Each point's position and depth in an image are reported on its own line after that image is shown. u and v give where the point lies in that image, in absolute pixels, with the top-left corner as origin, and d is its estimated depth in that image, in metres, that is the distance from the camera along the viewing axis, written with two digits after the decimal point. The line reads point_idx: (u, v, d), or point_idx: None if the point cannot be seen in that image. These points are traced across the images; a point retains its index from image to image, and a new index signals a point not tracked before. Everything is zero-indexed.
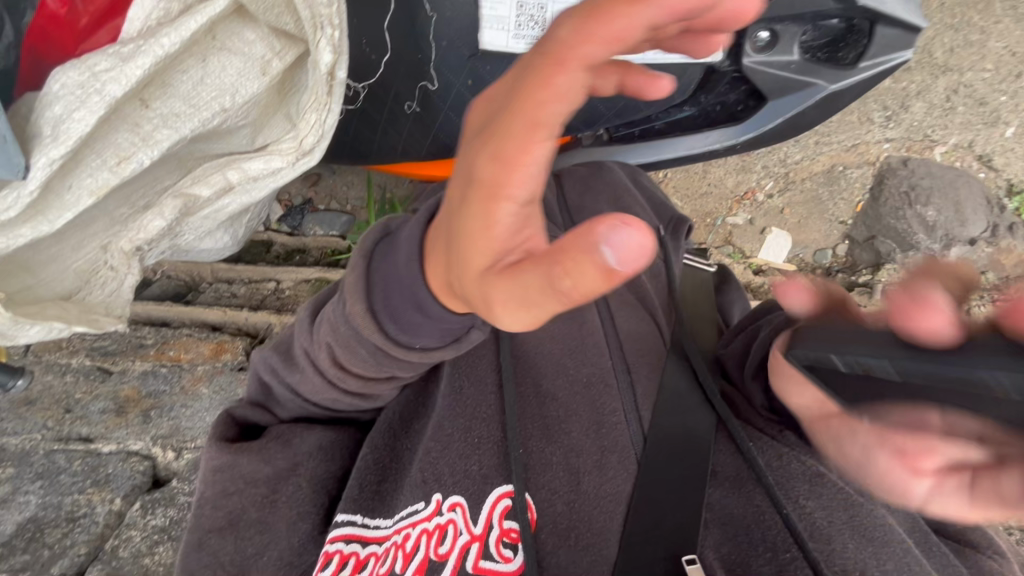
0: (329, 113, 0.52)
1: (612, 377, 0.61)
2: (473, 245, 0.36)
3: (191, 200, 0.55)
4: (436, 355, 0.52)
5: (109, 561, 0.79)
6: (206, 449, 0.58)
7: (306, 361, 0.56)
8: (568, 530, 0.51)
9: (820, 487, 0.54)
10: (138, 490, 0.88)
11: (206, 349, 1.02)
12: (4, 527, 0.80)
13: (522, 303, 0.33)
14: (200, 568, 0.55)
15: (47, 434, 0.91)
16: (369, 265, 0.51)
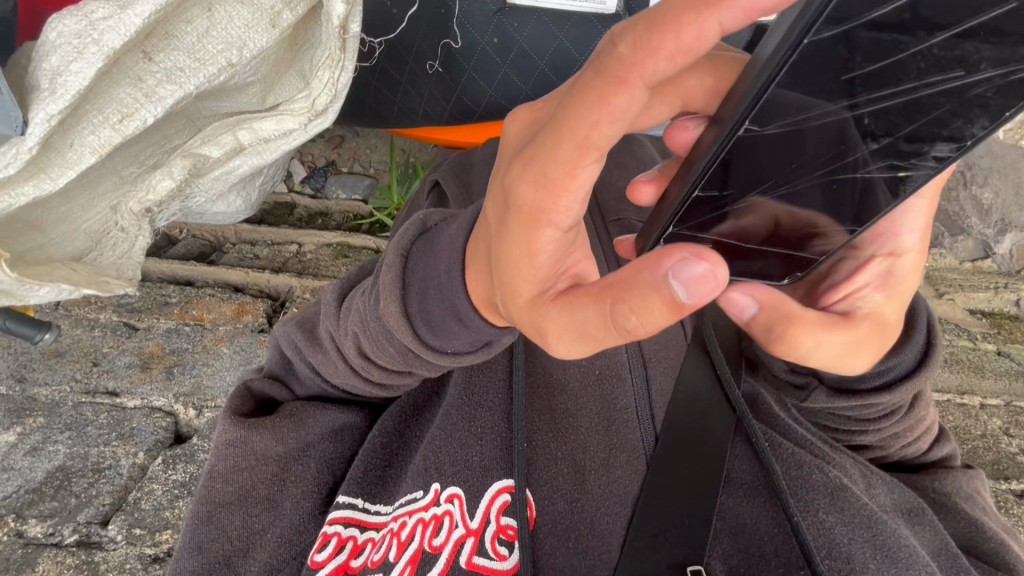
0: (342, 70, 0.49)
1: (627, 370, 0.56)
2: (516, 273, 0.35)
3: (200, 160, 0.51)
4: (467, 359, 0.51)
5: (132, 512, 0.81)
6: (222, 422, 0.60)
7: (329, 344, 0.57)
8: (567, 531, 0.48)
9: (843, 501, 0.45)
10: (161, 445, 0.89)
11: (228, 310, 1.03)
12: (35, 473, 0.83)
13: (578, 333, 0.33)
14: (207, 542, 0.54)
15: (75, 386, 0.93)
16: (405, 263, 0.51)
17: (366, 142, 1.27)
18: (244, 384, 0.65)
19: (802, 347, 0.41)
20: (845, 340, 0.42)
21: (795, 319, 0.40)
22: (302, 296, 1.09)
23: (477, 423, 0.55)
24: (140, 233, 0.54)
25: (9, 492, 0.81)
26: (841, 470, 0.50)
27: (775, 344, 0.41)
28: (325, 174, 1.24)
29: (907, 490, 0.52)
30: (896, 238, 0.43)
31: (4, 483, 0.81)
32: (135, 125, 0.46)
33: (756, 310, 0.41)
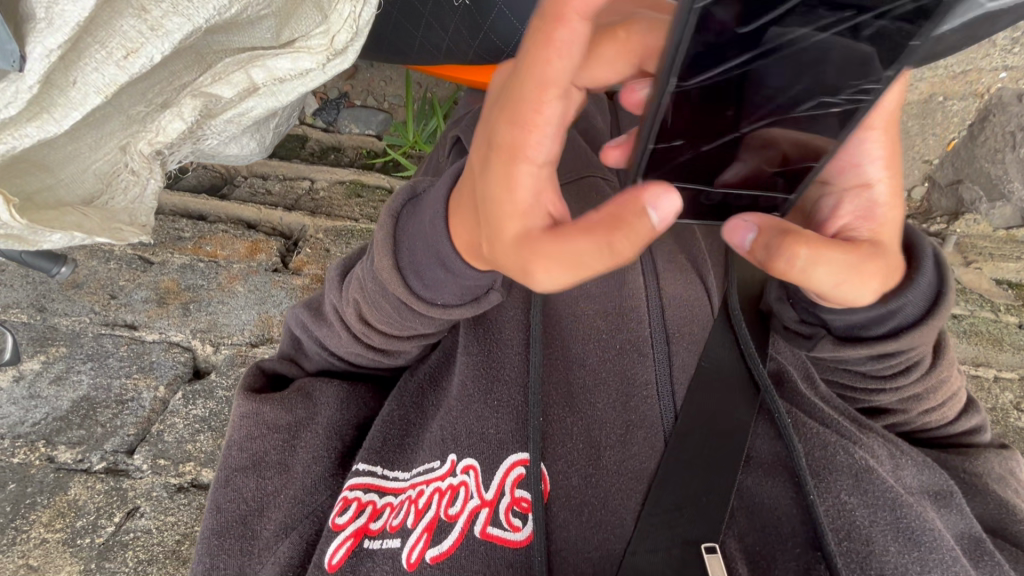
0: (365, 6, 0.45)
1: (649, 346, 0.56)
2: (493, 211, 0.34)
3: (212, 100, 0.47)
4: (456, 313, 0.50)
5: (156, 444, 0.83)
6: (235, 398, 0.65)
7: (334, 315, 0.58)
8: (581, 506, 0.48)
9: (869, 483, 0.45)
10: (180, 379, 0.92)
11: (241, 248, 1.03)
12: (62, 402, 0.85)
13: (535, 264, 0.34)
14: (225, 503, 0.58)
15: (95, 318, 0.94)
16: (397, 222, 0.50)
17: (381, 73, 1.21)
18: (255, 364, 0.71)
19: (801, 263, 0.39)
20: (845, 261, 0.41)
21: (794, 234, 0.40)
22: (315, 237, 1.08)
23: (493, 395, 0.57)
24: (152, 175, 0.49)
25: (38, 419, 0.82)
26: (869, 450, 0.50)
27: (775, 260, 0.40)
28: (338, 107, 1.19)
29: (939, 473, 0.51)
30: (866, 169, 0.43)
31: (31, 410, 0.83)
32: (144, 64, 0.38)
33: (756, 233, 0.40)
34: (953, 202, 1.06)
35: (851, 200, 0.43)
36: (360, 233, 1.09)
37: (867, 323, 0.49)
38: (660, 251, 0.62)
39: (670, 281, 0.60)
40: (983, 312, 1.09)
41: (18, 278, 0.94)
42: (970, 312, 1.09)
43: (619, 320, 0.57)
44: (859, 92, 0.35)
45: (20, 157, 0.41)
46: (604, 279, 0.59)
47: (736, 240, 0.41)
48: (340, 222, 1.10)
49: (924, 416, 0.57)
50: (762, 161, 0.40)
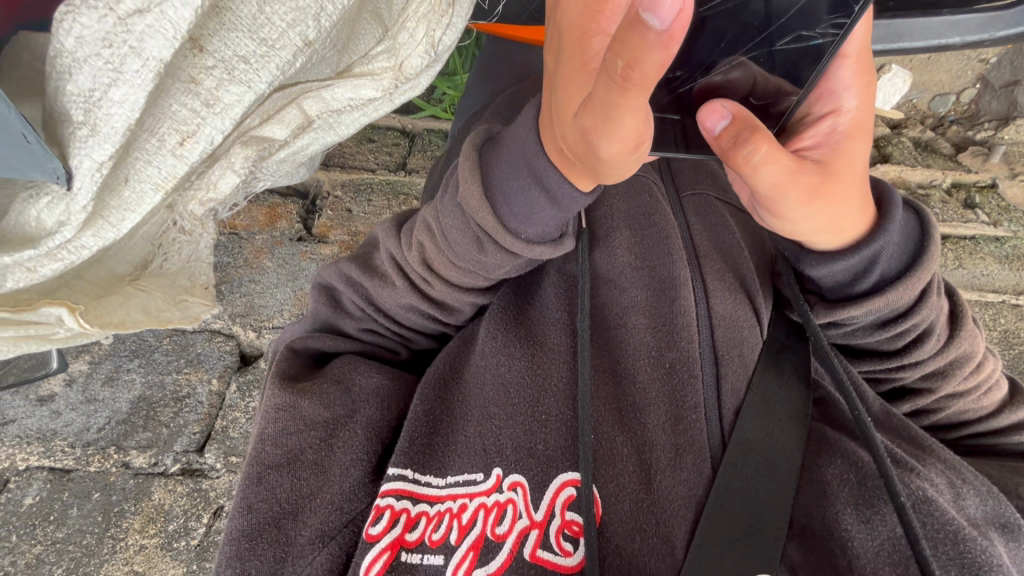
0: (447, 30, 0.36)
1: (698, 368, 0.58)
2: (562, 88, 0.40)
3: (264, 144, 0.39)
4: (538, 250, 0.54)
5: (224, 440, 0.84)
6: (267, 390, 0.62)
7: (392, 265, 0.62)
8: (635, 531, 0.51)
9: (927, 515, 0.49)
10: (230, 369, 0.91)
11: (260, 217, 1.04)
12: (120, 403, 0.85)
13: (615, 116, 0.35)
14: (256, 504, 0.56)
15: None
16: (479, 156, 0.54)
17: None
18: (286, 346, 0.68)
19: (758, 158, 0.44)
20: (794, 168, 0.46)
21: (760, 132, 0.44)
22: (333, 193, 1.11)
23: (541, 408, 0.59)
24: (205, 230, 0.43)
25: (102, 423, 0.83)
26: (931, 483, 0.54)
27: (738, 149, 0.44)
28: None
29: (1002, 503, 0.55)
30: (841, 98, 0.49)
31: (93, 415, 0.83)
32: (204, 148, 0.33)
33: (728, 123, 0.45)
34: (1004, 105, 1.18)
35: (817, 125, 0.49)
36: (380, 185, 1.13)
37: (854, 279, 0.55)
38: (708, 269, 0.63)
39: (720, 300, 0.61)
40: None
41: None
42: (1013, 232, 1.21)
43: (668, 335, 0.60)
44: (834, 26, 0.43)
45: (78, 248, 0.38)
46: (653, 291, 0.62)
47: (708, 123, 0.46)
48: (356, 174, 1.13)
49: (953, 403, 0.63)
50: (739, 80, 0.50)
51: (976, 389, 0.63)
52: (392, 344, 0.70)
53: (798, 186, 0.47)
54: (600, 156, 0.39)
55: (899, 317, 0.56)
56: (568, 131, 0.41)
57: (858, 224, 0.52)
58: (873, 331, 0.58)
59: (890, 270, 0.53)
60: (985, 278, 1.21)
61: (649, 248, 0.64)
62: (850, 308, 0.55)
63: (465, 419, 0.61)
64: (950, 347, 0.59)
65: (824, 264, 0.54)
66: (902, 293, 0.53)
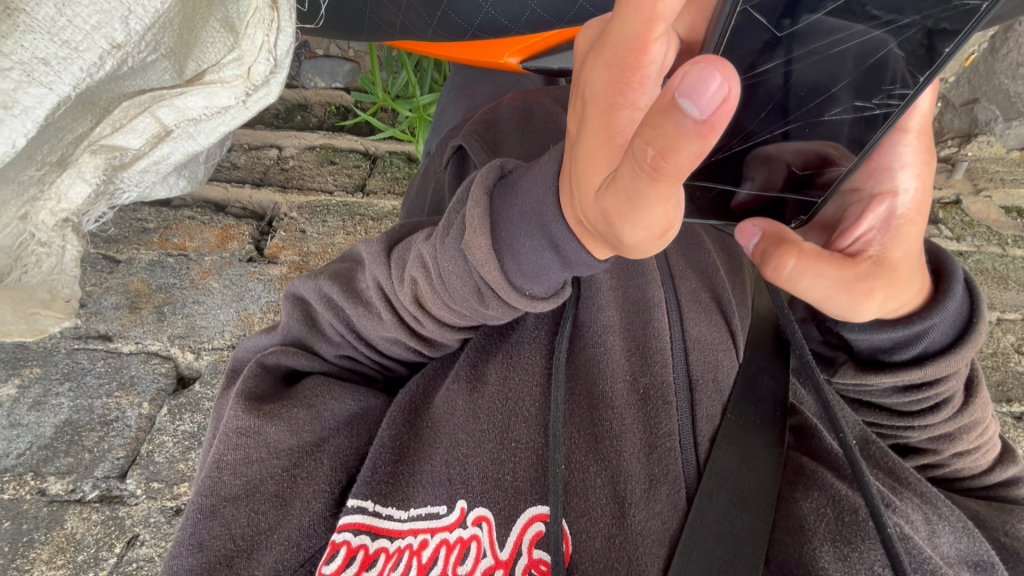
0: (280, 35, 0.43)
1: (672, 395, 0.54)
2: (583, 165, 0.37)
3: (116, 153, 0.43)
4: (540, 305, 0.49)
5: (147, 465, 0.81)
6: (230, 412, 0.58)
7: (378, 296, 0.55)
8: (604, 572, 0.45)
9: (907, 549, 0.41)
10: (164, 392, 0.89)
11: (210, 238, 1.05)
12: (44, 428, 0.83)
13: (643, 203, 0.32)
14: (208, 540, 0.52)
15: (67, 332, 0.93)
16: (490, 202, 0.47)
17: None
18: (257, 360, 0.62)
19: (787, 271, 0.46)
20: (840, 274, 0.46)
21: (788, 245, 0.46)
22: (289, 215, 1.11)
23: (511, 435, 0.54)
24: (65, 243, 0.42)
25: (21, 449, 0.80)
26: (903, 515, 0.45)
27: (766, 265, 0.47)
28: (299, 60, 1.19)
29: (978, 540, 0.46)
30: (896, 178, 0.47)
31: (14, 440, 0.81)
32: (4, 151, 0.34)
33: (757, 238, 0.47)
34: (966, 121, 1.18)
35: (872, 206, 0.47)
36: (336, 207, 1.13)
37: (893, 348, 0.52)
38: (684, 291, 0.60)
39: (694, 322, 0.58)
40: (990, 247, 1.20)
41: None
42: (976, 247, 1.20)
43: (642, 359, 0.56)
44: (888, 101, 0.40)
45: None
46: (628, 312, 0.59)
47: (739, 240, 0.48)
48: (313, 195, 1.13)
49: (955, 462, 0.57)
50: (769, 176, 0.47)
51: (982, 449, 0.56)
52: (369, 371, 0.66)
53: (839, 289, 0.47)
54: (623, 239, 0.36)
55: (922, 385, 0.52)
56: (590, 208, 0.38)
57: (912, 302, 0.49)
58: (892, 393, 0.54)
59: (936, 342, 0.50)
60: None
61: (621, 265, 0.60)
62: (880, 376, 0.53)
63: (434, 446, 0.57)
64: (961, 414, 0.54)
65: (863, 333, 0.53)
66: (943, 368, 0.50)
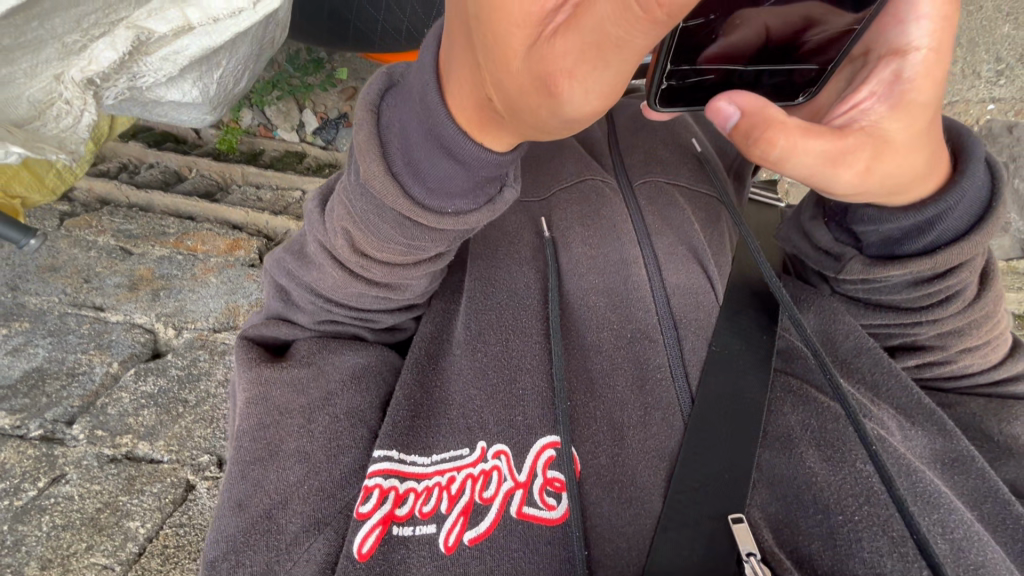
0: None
1: (657, 333, 0.57)
2: (497, 22, 0.28)
3: (144, 33, 0.58)
4: (470, 219, 0.47)
5: (97, 415, 0.81)
6: (243, 379, 0.56)
7: (321, 254, 0.53)
8: (613, 483, 0.49)
9: (885, 450, 0.47)
10: (136, 357, 0.92)
11: (221, 244, 1.10)
12: (13, 371, 0.86)
13: (606, 63, 0.27)
14: (247, 498, 0.50)
15: (64, 299, 0.99)
16: (378, 120, 0.46)
17: None
18: (243, 337, 0.61)
19: (776, 153, 0.39)
20: (831, 148, 0.41)
21: (777, 120, 0.39)
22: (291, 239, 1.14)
23: (518, 385, 0.55)
24: (85, 104, 0.62)
25: None
26: (879, 423, 0.51)
27: (752, 148, 0.40)
28: (336, 126, 1.29)
29: (956, 439, 0.51)
30: (906, 32, 0.43)
31: None
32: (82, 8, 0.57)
33: (739, 115, 0.39)
34: None
35: (877, 70, 0.44)
36: None
37: (905, 238, 0.50)
38: (660, 247, 0.64)
39: (673, 271, 0.62)
40: None
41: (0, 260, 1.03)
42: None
43: (624, 307, 0.59)
44: None
45: None
46: (608, 272, 0.61)
47: (716, 117, 0.39)
48: None
49: (963, 359, 0.56)
50: (743, 38, 0.40)
51: (991, 344, 0.56)
52: (355, 331, 0.60)
53: (837, 159, 0.42)
54: (567, 114, 0.30)
55: (936, 276, 0.51)
56: (516, 79, 0.30)
57: (917, 183, 0.47)
58: (904, 288, 0.53)
59: (952, 229, 0.49)
60: None
61: (597, 228, 0.64)
62: (891, 268, 0.51)
63: (447, 403, 0.56)
64: (973, 307, 0.53)
65: (873, 224, 0.51)
66: (955, 257, 0.49)
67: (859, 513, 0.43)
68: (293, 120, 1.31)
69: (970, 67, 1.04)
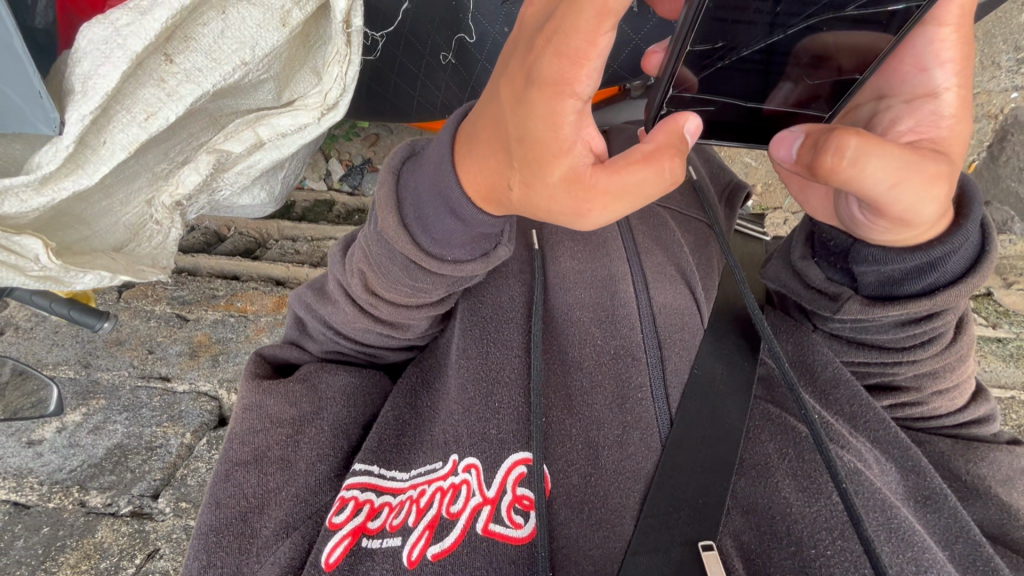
0: (351, 67, 0.55)
1: (642, 352, 0.60)
2: (540, 154, 0.40)
3: (223, 155, 0.58)
4: (466, 267, 0.57)
5: (179, 486, 0.89)
6: (242, 391, 0.66)
7: (339, 292, 0.64)
8: (582, 503, 0.50)
9: (858, 485, 0.46)
10: (206, 426, 0.98)
11: (268, 302, 1.12)
12: (97, 449, 0.92)
13: (622, 191, 0.40)
14: (224, 499, 0.58)
15: (133, 371, 1.02)
16: (397, 181, 0.56)
17: (400, 139, 1.34)
18: (256, 352, 0.72)
19: (850, 153, 0.41)
20: (899, 158, 0.43)
21: (838, 130, 0.42)
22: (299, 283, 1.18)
23: (495, 397, 0.59)
24: (172, 225, 0.62)
25: (75, 466, 0.89)
26: (857, 454, 0.51)
27: (822, 155, 0.42)
28: (362, 171, 1.33)
29: (929, 477, 0.52)
30: (933, 77, 0.48)
31: (69, 457, 0.90)
32: (161, 125, 0.51)
33: (801, 140, 0.45)
34: None
35: (913, 112, 0.48)
36: None
37: (903, 278, 0.54)
38: (648, 263, 0.68)
39: (659, 291, 0.65)
40: None
41: (67, 338, 1.05)
42: (1015, 334, 1.19)
43: (611, 326, 0.62)
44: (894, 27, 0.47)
45: (63, 212, 0.53)
46: (595, 286, 0.65)
47: (779, 148, 0.47)
48: None
49: (932, 401, 0.61)
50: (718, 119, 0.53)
51: (957, 388, 0.61)
52: (358, 360, 0.72)
53: (895, 176, 0.43)
54: (591, 219, 0.42)
55: (922, 318, 0.55)
56: (550, 192, 0.42)
57: (931, 225, 0.50)
58: (892, 330, 0.57)
59: (952, 272, 0.52)
60: (991, 374, 1.18)
61: (589, 246, 0.69)
62: (889, 308, 0.55)
63: (435, 420, 0.63)
64: (948, 351, 0.58)
65: (875, 264, 0.54)
66: (952, 299, 0.52)
67: (831, 548, 0.44)
68: (319, 169, 1.33)
69: (988, 59, 1.06)
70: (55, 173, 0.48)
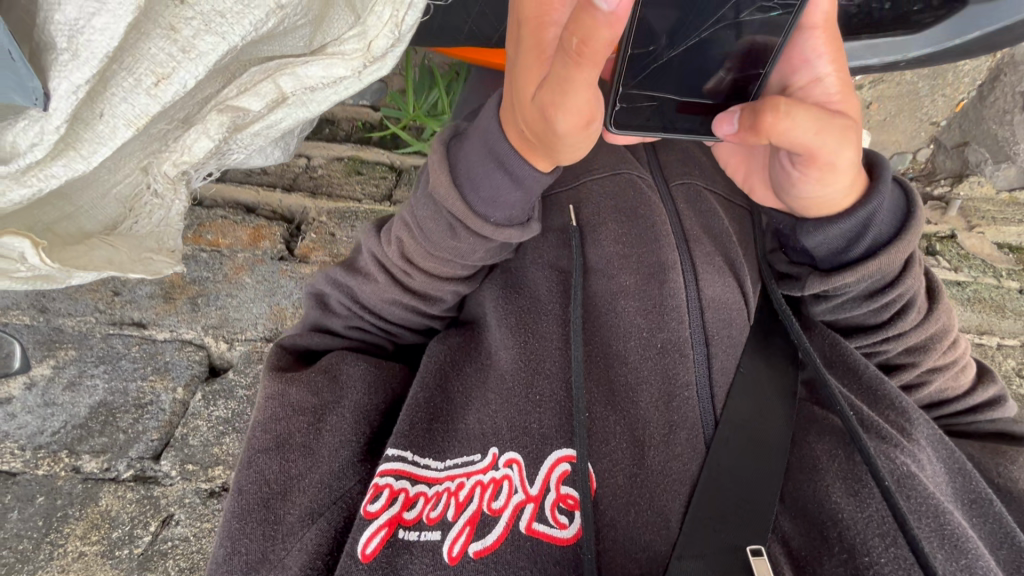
0: (408, 10, 0.42)
1: (689, 347, 0.58)
2: (521, 76, 0.45)
3: (239, 113, 0.46)
4: (506, 232, 0.55)
5: (182, 448, 0.85)
6: (262, 377, 0.61)
7: (373, 263, 0.60)
8: (627, 504, 0.51)
9: (911, 489, 0.49)
10: (197, 379, 0.91)
11: (243, 235, 0.97)
12: (78, 407, 0.85)
13: (569, 88, 0.40)
14: (246, 486, 0.55)
15: (101, 317, 0.90)
16: (446, 151, 0.55)
17: None
18: (277, 343, 0.67)
19: (783, 106, 0.49)
20: (817, 113, 0.50)
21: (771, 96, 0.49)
22: (319, 220, 1.02)
23: (534, 390, 0.58)
24: (176, 198, 0.51)
25: (57, 428, 0.83)
26: (911, 455, 0.54)
27: (761, 113, 0.49)
28: None
29: (974, 483, 0.56)
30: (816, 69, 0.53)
31: (49, 419, 0.83)
32: (176, 89, 0.39)
33: (736, 112, 0.50)
34: (958, 163, 1.15)
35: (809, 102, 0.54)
36: (365, 215, 1.03)
37: (849, 245, 0.58)
38: (698, 252, 0.64)
39: (709, 281, 0.62)
40: (986, 278, 1.21)
41: None
42: (973, 277, 1.19)
43: (659, 316, 0.60)
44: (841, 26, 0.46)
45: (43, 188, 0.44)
46: (643, 274, 0.62)
47: (717, 125, 0.51)
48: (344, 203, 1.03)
49: (936, 377, 0.66)
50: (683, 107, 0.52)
51: (955, 364, 0.66)
52: (376, 340, 0.68)
53: (817, 128, 0.50)
54: (561, 130, 0.44)
55: (886, 286, 0.59)
56: (530, 111, 0.46)
57: (854, 184, 0.55)
58: (862, 301, 0.61)
59: (885, 231, 0.57)
60: None
61: (636, 235, 0.65)
62: (843, 275, 0.58)
63: (468, 406, 0.60)
64: (934, 322, 0.62)
65: (819, 234, 0.58)
66: (893, 257, 0.56)
67: (885, 556, 0.45)
68: None
69: None
70: (41, 161, 0.39)
